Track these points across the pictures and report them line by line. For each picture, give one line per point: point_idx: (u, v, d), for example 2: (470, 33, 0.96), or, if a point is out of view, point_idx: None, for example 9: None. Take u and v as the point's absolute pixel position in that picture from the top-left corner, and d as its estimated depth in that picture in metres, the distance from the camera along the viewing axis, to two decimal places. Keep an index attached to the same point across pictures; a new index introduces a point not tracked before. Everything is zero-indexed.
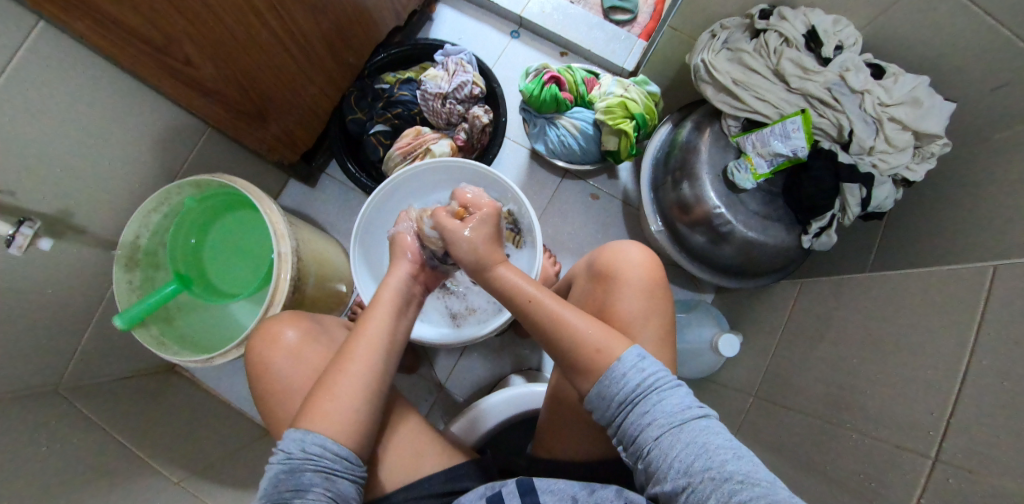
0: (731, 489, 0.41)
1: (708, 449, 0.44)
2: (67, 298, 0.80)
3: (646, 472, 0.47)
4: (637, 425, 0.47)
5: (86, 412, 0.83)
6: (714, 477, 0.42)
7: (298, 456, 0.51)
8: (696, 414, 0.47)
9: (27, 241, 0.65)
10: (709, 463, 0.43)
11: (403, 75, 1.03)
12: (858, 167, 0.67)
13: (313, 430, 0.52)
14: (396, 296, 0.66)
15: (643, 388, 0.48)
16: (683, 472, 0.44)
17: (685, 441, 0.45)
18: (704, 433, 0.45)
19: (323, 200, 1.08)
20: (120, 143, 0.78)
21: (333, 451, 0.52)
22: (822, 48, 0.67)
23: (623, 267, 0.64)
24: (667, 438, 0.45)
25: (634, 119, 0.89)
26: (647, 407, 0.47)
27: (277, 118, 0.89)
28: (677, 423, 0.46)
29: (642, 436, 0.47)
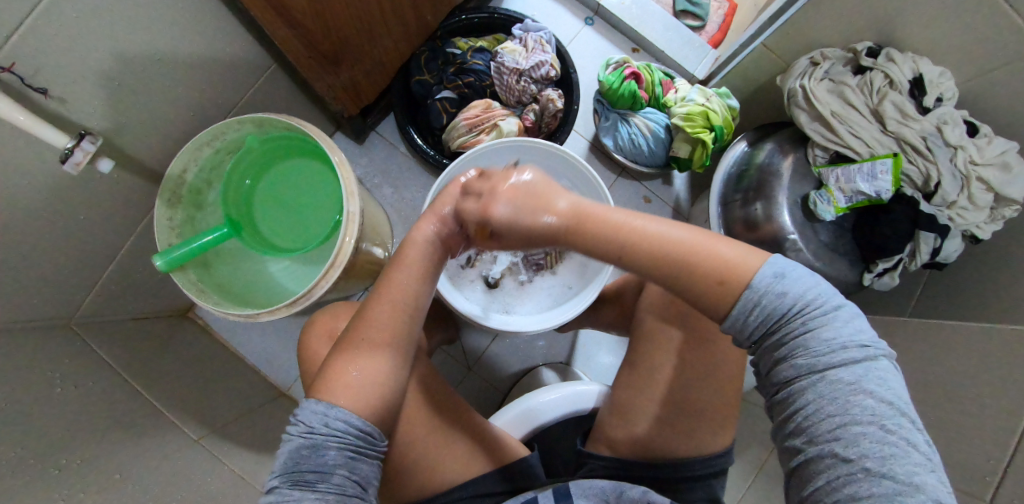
0: (864, 467, 0.36)
1: (867, 395, 0.38)
2: (99, 228, 0.73)
3: (778, 398, 0.42)
4: (790, 343, 0.42)
5: (103, 352, 0.76)
6: (865, 430, 0.37)
7: (321, 430, 0.49)
8: (852, 364, 0.39)
9: (86, 159, 0.57)
10: (863, 412, 0.38)
11: (476, 43, 0.98)
12: (937, 218, 0.70)
13: (335, 403, 0.51)
14: (423, 258, 0.62)
15: (808, 307, 0.42)
16: (828, 413, 0.38)
17: (839, 375, 0.39)
18: (855, 390, 0.38)
19: (370, 159, 1.03)
20: (184, 67, 0.70)
21: (355, 427, 0.50)
22: (925, 97, 0.69)
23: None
24: (821, 370, 0.40)
25: (713, 131, 0.89)
26: (806, 326, 0.41)
27: (349, 66, 0.83)
28: (836, 355, 0.40)
29: (791, 358, 0.41)
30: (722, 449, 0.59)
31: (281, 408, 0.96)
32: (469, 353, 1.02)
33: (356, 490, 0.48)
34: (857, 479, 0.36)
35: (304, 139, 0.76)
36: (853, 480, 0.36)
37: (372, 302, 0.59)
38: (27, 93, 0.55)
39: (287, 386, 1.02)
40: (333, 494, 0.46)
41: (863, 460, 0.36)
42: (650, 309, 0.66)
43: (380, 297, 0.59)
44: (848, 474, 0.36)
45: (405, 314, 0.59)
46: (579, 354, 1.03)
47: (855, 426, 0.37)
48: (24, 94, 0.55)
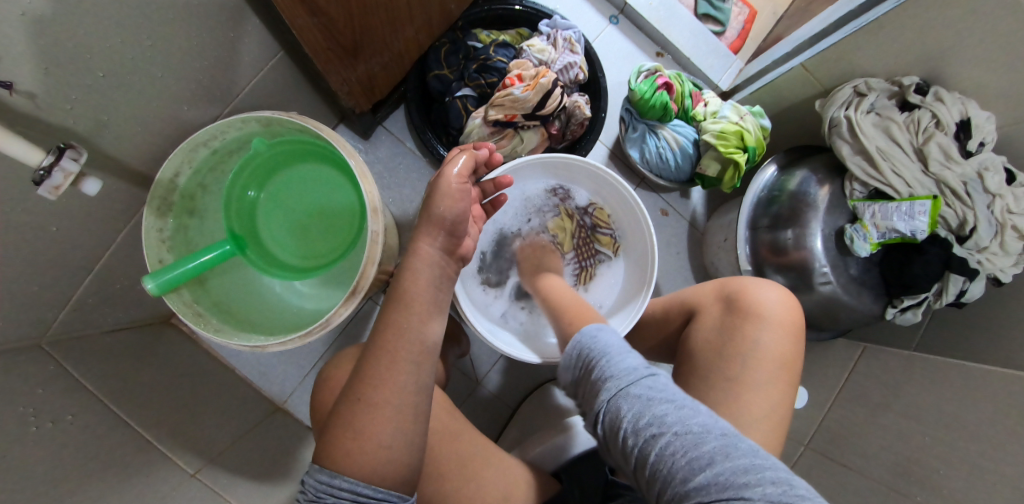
0: (668, 439, 0.44)
1: (645, 403, 0.46)
2: (74, 239, 0.63)
3: (615, 443, 0.47)
4: (596, 383, 0.51)
5: (80, 377, 0.67)
6: (663, 413, 0.45)
7: (329, 499, 0.46)
8: (642, 372, 0.50)
9: (66, 181, 0.47)
10: (670, 419, 0.45)
11: (499, 37, 0.89)
12: (969, 262, 0.70)
13: (340, 471, 0.46)
14: (432, 284, 0.54)
15: (607, 351, 0.53)
16: (625, 424, 0.46)
17: (632, 398, 0.47)
18: (647, 387, 0.48)
19: (376, 157, 0.94)
20: (182, 56, 0.59)
21: (365, 494, 0.46)
22: (970, 141, 0.70)
23: (770, 308, 0.64)
24: (631, 397, 0.47)
25: (746, 152, 0.87)
26: (618, 370, 0.50)
27: (366, 58, 0.74)
28: (629, 381, 0.49)
29: (603, 395, 0.49)
30: None
31: (277, 424, 0.89)
32: (477, 368, 0.97)
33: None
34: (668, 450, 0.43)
35: (321, 143, 0.68)
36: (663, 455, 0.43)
37: (373, 345, 0.51)
38: None
39: (283, 398, 0.95)
40: None
41: (686, 457, 0.42)
42: (702, 347, 0.65)
43: (382, 340, 0.50)
44: (679, 472, 0.42)
45: (413, 360, 0.50)
46: None
47: (665, 433, 0.44)
48: None
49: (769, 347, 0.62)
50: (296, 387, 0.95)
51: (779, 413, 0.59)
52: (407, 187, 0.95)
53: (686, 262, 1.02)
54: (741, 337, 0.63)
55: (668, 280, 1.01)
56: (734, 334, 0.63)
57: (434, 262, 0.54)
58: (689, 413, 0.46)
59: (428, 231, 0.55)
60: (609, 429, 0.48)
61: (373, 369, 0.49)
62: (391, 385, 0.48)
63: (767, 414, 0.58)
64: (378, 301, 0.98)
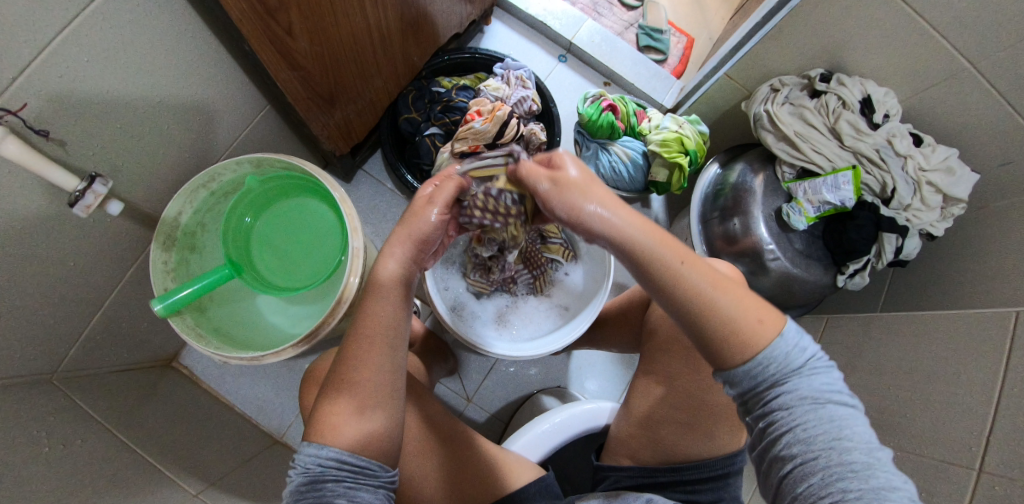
0: (846, 473, 0.41)
1: (839, 428, 0.43)
2: (87, 277, 0.71)
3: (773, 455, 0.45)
4: (778, 394, 0.46)
5: (87, 407, 0.72)
6: (854, 446, 0.42)
7: (317, 469, 0.50)
8: (843, 398, 0.46)
9: (96, 201, 0.60)
10: (844, 455, 0.42)
11: (459, 81, 1.02)
12: (897, 219, 0.77)
13: (327, 444, 0.51)
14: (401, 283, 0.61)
15: (799, 363, 0.47)
16: (799, 437, 0.44)
17: (822, 419, 0.44)
18: (845, 416, 0.44)
19: (358, 197, 1.04)
20: (184, 112, 0.70)
21: (350, 463, 0.50)
22: (874, 114, 0.79)
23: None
24: (806, 417, 0.44)
25: (688, 155, 0.96)
26: (797, 386, 0.46)
27: (342, 106, 0.86)
28: (823, 402, 0.45)
29: (786, 410, 0.45)
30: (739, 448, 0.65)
31: (276, 455, 0.92)
32: (467, 384, 1.00)
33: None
34: (836, 483, 0.41)
35: (305, 177, 0.78)
36: (830, 486, 0.41)
37: (352, 338, 0.56)
38: (27, 135, 0.53)
39: (282, 431, 0.98)
40: None
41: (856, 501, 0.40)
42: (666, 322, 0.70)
43: (362, 331, 0.56)
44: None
45: (392, 345, 0.56)
46: (573, 376, 1.04)
47: (830, 462, 0.42)
48: (24, 136, 0.53)
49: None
50: (293, 421, 0.99)
51: None
52: (388, 220, 1.04)
53: None
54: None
55: None
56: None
57: (400, 278, 0.59)
58: (873, 454, 0.43)
59: (387, 252, 0.59)
60: (770, 431, 0.45)
61: (354, 357, 0.55)
62: (373, 369, 0.54)
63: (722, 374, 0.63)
64: None
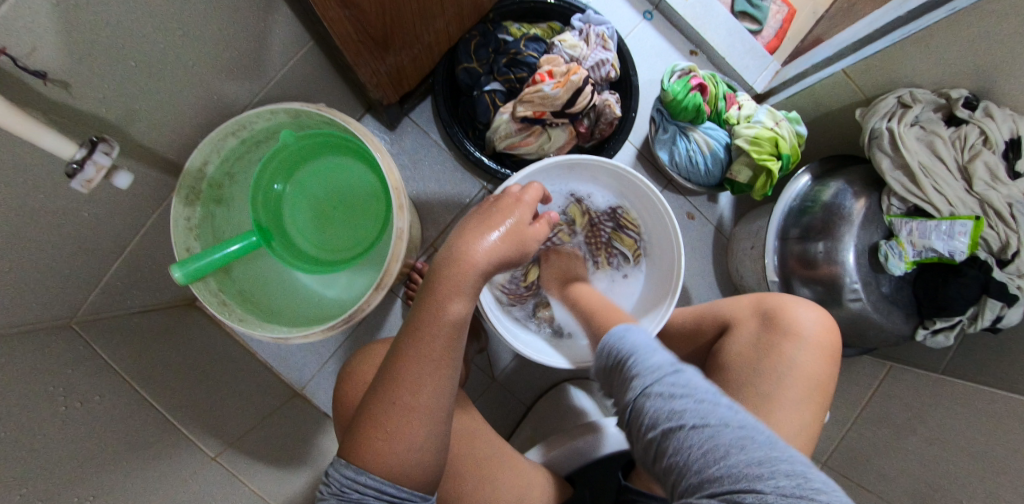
0: (685, 430, 0.40)
1: (668, 395, 0.43)
2: (106, 223, 0.63)
3: (637, 440, 0.44)
4: (625, 383, 0.47)
5: (107, 356, 0.68)
6: (686, 404, 0.42)
7: (352, 494, 0.44)
8: (668, 366, 0.46)
9: (98, 174, 0.48)
10: (682, 411, 0.41)
11: (529, 30, 0.87)
12: (1008, 286, 0.68)
13: (366, 470, 0.45)
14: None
15: (637, 353, 0.49)
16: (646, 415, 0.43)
17: (655, 390, 0.44)
18: (673, 379, 0.45)
19: (402, 149, 0.93)
20: (214, 47, 0.59)
21: (389, 493, 0.45)
22: (1019, 160, 0.67)
23: (808, 327, 0.60)
24: (646, 395, 0.44)
25: (779, 159, 0.84)
26: (635, 366, 0.48)
27: (396, 50, 0.73)
28: (655, 376, 0.45)
29: (628, 389, 0.46)
30: None
31: (295, 410, 0.90)
32: (494, 365, 0.95)
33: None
34: (682, 444, 0.39)
35: (346, 136, 0.67)
36: (680, 451, 0.39)
37: (397, 351, 0.49)
38: (19, 77, 0.43)
39: (302, 384, 0.96)
40: None
41: (716, 448, 0.38)
42: (733, 361, 0.62)
43: (415, 340, 0.49)
44: (689, 463, 0.38)
45: (446, 364, 0.49)
46: None
47: (669, 426, 0.41)
48: (16, 78, 0.43)
49: (806, 368, 0.58)
50: (314, 375, 0.96)
51: (807, 437, 0.56)
52: (431, 180, 0.93)
53: (709, 268, 1.00)
54: (777, 355, 0.59)
55: (691, 285, 0.99)
56: (770, 351, 0.60)
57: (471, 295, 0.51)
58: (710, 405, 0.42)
59: (472, 242, 0.52)
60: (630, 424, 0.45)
61: (402, 377, 0.47)
62: (417, 388, 0.47)
63: (797, 435, 0.56)
64: (398, 293, 0.98)
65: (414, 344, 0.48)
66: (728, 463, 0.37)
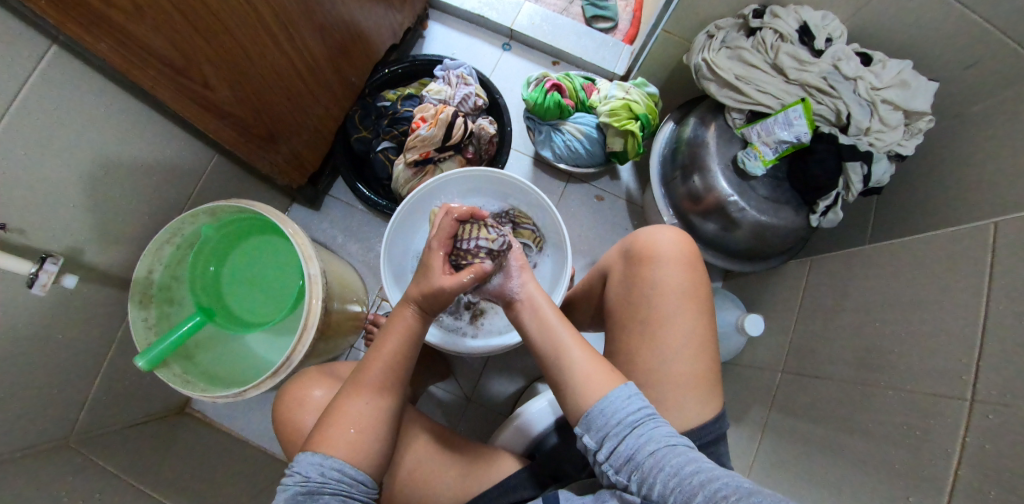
0: (715, 487, 0.43)
1: (693, 461, 0.47)
2: (79, 344, 0.76)
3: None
4: (630, 454, 0.49)
5: (103, 461, 0.77)
6: (705, 468, 0.46)
7: (316, 479, 0.54)
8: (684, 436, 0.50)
9: (51, 279, 0.62)
10: (699, 481, 0.44)
11: (404, 91, 1.03)
12: (858, 147, 0.72)
13: (331, 454, 0.55)
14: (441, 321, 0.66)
15: (635, 418, 0.50)
16: (671, 477, 0.46)
17: (678, 454, 0.47)
18: (693, 450, 0.48)
19: (330, 221, 1.07)
20: (132, 176, 0.74)
21: (350, 476, 0.55)
22: (814, 41, 0.74)
23: (663, 247, 0.67)
24: (653, 459, 0.47)
25: (639, 119, 0.94)
26: (635, 433, 0.49)
27: (286, 140, 0.88)
28: (675, 443, 0.48)
29: (643, 457, 0.48)
30: (714, 415, 0.61)
31: None
32: (464, 384, 1.03)
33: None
34: (716, 494, 0.43)
35: (257, 217, 0.82)
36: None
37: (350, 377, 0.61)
38: None
39: None
40: None
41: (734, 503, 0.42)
42: (616, 301, 0.70)
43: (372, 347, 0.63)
44: None
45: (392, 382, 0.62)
46: None
47: (701, 486, 0.44)
48: None
49: (669, 282, 0.65)
50: None
51: (694, 339, 0.63)
52: (361, 240, 1.06)
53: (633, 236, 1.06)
54: (642, 282, 0.67)
55: None
56: (635, 280, 0.68)
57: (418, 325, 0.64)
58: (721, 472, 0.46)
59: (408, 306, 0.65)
60: (643, 482, 0.47)
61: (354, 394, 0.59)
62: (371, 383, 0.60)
63: (686, 340, 0.63)
64: (360, 347, 1.06)
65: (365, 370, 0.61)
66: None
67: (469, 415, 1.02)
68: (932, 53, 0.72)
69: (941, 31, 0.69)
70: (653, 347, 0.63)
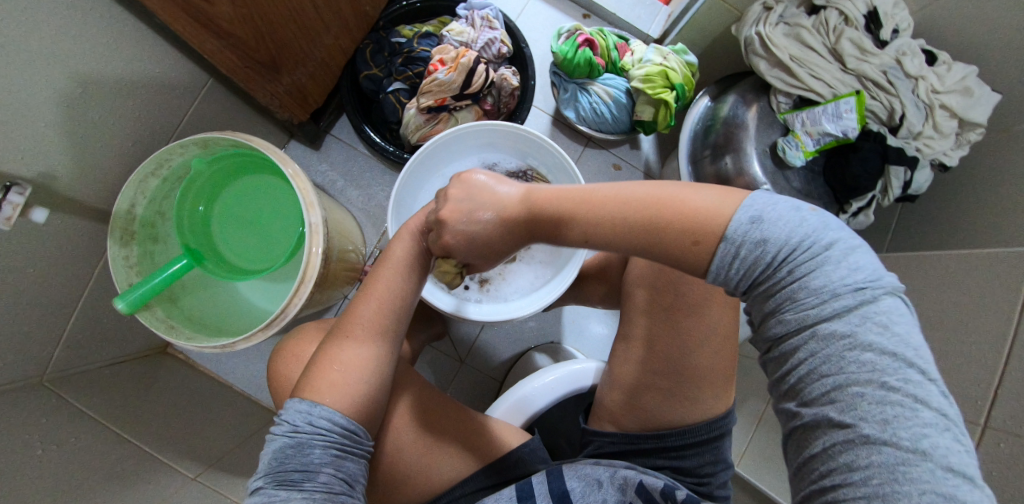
0: (851, 418, 0.35)
1: (842, 364, 0.36)
2: (53, 279, 0.70)
3: (773, 356, 0.41)
4: (779, 301, 0.40)
5: (82, 404, 0.73)
6: (863, 388, 0.35)
7: (304, 430, 0.47)
8: (851, 305, 0.37)
9: (16, 212, 0.54)
10: (832, 394, 0.36)
11: (421, 28, 0.94)
12: (905, 150, 0.69)
13: (319, 401, 0.50)
14: (409, 254, 0.61)
15: (764, 276, 0.40)
16: (803, 375, 0.38)
17: (821, 341, 0.37)
18: (852, 341, 0.36)
19: (329, 163, 0.99)
20: (111, 95, 0.65)
21: (340, 424, 0.49)
22: (881, 30, 0.70)
23: None
24: (786, 337, 0.39)
25: (674, 90, 0.88)
26: (797, 277, 0.39)
27: (290, 71, 0.79)
28: (822, 324, 0.37)
29: (774, 328, 0.40)
30: (726, 409, 0.61)
31: None
32: (459, 346, 1.00)
33: (344, 488, 0.46)
34: (844, 430, 0.35)
35: (254, 153, 0.73)
36: (839, 437, 0.36)
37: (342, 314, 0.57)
38: None
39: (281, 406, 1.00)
40: (320, 491, 0.44)
41: (859, 460, 0.34)
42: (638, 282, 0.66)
43: (363, 292, 0.58)
44: (830, 447, 0.36)
45: (390, 330, 0.57)
46: (568, 331, 1.03)
47: (835, 402, 0.36)
48: None
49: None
50: None
51: (719, 332, 0.60)
52: (362, 188, 0.99)
53: None
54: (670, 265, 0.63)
55: None
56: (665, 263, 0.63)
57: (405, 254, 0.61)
58: (883, 379, 0.35)
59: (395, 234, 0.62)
60: (775, 355, 0.40)
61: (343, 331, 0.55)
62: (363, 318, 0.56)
63: (710, 332, 0.60)
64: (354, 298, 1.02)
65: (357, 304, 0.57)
66: (878, 465, 0.34)
67: (463, 377, 1.00)
68: (998, 59, 0.67)
69: (1012, 38, 0.65)
70: (676, 336, 0.61)
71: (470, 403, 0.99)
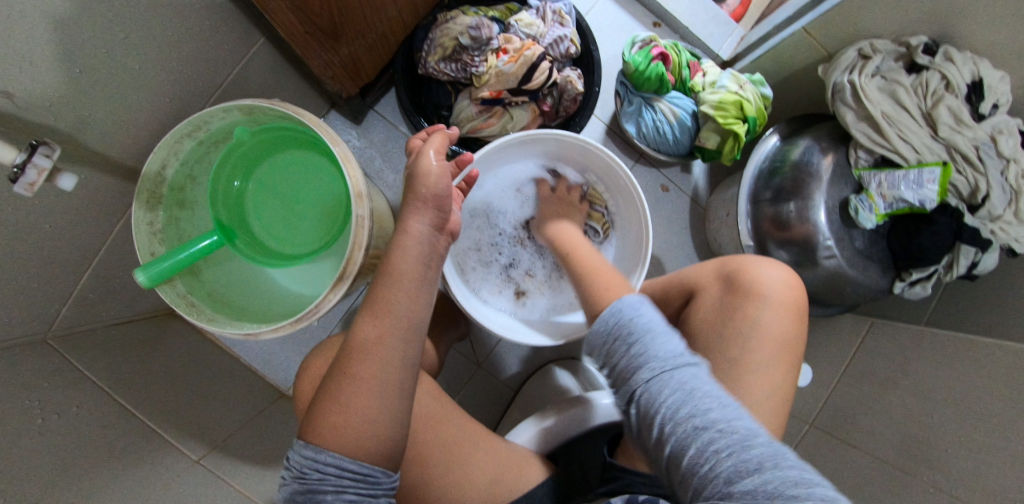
0: (710, 436, 0.41)
1: (690, 394, 0.44)
2: (69, 235, 0.64)
3: (637, 405, 0.46)
4: (628, 364, 0.48)
5: (84, 367, 0.67)
6: (711, 407, 0.43)
7: (312, 477, 0.44)
8: (688, 359, 0.47)
9: (41, 177, 0.46)
10: (692, 423, 0.42)
11: (487, 12, 0.85)
12: (981, 232, 0.67)
13: (325, 447, 0.45)
14: (418, 265, 0.53)
15: (633, 337, 0.49)
16: (666, 415, 0.44)
17: (675, 382, 0.45)
18: (692, 376, 0.45)
19: (369, 141, 0.93)
20: (158, 48, 0.59)
21: (351, 470, 0.45)
22: (982, 103, 0.66)
23: (771, 288, 0.61)
24: (648, 386, 0.46)
25: (746, 122, 0.84)
26: (643, 338, 0.48)
27: (349, 42, 0.72)
28: (673, 365, 0.46)
29: (637, 377, 0.47)
30: None
31: (278, 412, 0.91)
32: (478, 349, 0.98)
33: None
34: (706, 446, 0.41)
35: (301, 129, 0.67)
36: (705, 451, 0.41)
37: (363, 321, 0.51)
38: None
39: (287, 386, 0.97)
40: None
41: (722, 459, 0.40)
42: (698, 328, 0.64)
43: (373, 312, 0.51)
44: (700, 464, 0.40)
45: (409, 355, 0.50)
46: None
47: (695, 428, 0.42)
48: None
49: (770, 326, 0.60)
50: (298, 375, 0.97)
51: (779, 396, 0.57)
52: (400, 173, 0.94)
53: (688, 239, 0.99)
54: (740, 318, 0.61)
55: (671, 256, 0.98)
56: (733, 314, 0.61)
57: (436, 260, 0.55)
58: (724, 407, 0.43)
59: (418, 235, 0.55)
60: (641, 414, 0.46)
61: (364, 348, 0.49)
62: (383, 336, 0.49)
63: (770, 394, 0.57)
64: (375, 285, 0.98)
65: (380, 317, 0.50)
66: (734, 461, 0.39)
67: (478, 380, 0.98)
68: None
69: None
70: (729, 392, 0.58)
71: (482, 408, 0.97)
